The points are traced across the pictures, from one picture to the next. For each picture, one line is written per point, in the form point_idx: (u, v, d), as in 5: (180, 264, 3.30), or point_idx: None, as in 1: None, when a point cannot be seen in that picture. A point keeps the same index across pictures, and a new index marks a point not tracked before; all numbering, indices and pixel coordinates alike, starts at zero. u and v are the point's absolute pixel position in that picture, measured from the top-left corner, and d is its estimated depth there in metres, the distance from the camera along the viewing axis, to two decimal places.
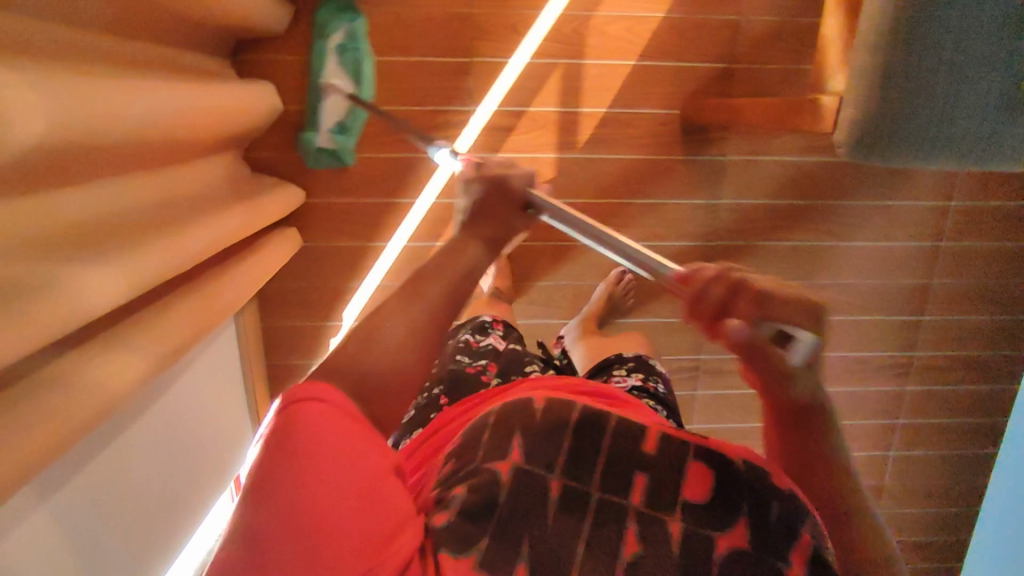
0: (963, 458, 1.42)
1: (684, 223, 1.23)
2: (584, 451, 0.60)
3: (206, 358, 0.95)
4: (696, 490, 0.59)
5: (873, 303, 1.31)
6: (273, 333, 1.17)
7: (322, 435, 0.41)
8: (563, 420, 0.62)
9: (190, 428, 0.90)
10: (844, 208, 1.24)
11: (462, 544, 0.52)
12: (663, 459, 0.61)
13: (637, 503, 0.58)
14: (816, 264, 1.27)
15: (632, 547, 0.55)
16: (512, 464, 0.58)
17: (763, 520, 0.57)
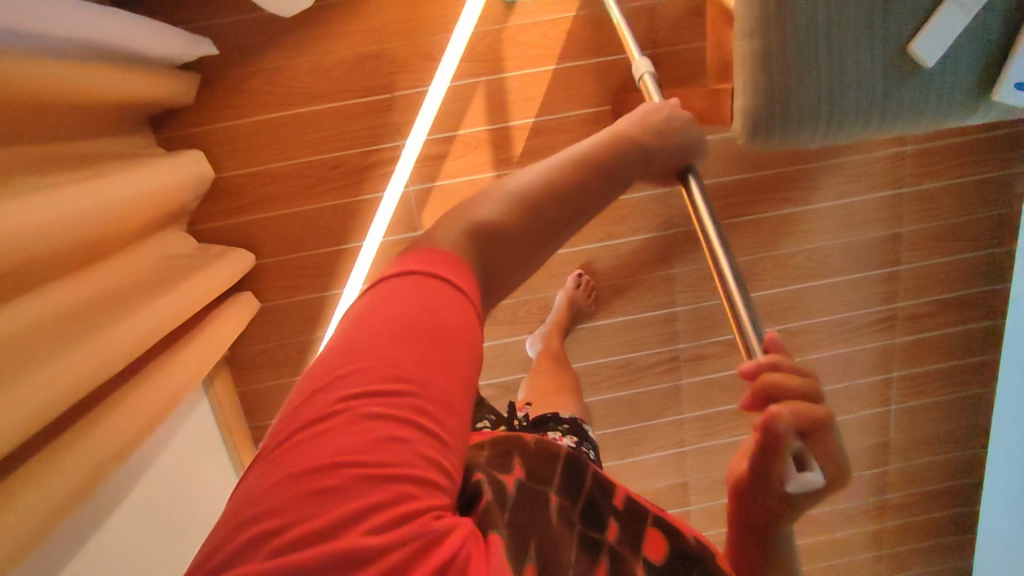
0: (964, 399, 1.41)
1: (636, 217, 1.21)
2: (572, 485, 0.59)
3: (176, 440, 1.03)
4: (655, 550, 0.58)
5: (844, 263, 1.29)
6: (252, 395, 1.21)
7: (447, 323, 0.37)
8: (554, 453, 0.60)
9: (172, 512, 0.98)
10: (790, 171, 1.22)
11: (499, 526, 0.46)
12: (628, 515, 0.60)
13: (613, 542, 0.56)
14: (780, 235, 1.25)
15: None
16: (517, 478, 0.55)
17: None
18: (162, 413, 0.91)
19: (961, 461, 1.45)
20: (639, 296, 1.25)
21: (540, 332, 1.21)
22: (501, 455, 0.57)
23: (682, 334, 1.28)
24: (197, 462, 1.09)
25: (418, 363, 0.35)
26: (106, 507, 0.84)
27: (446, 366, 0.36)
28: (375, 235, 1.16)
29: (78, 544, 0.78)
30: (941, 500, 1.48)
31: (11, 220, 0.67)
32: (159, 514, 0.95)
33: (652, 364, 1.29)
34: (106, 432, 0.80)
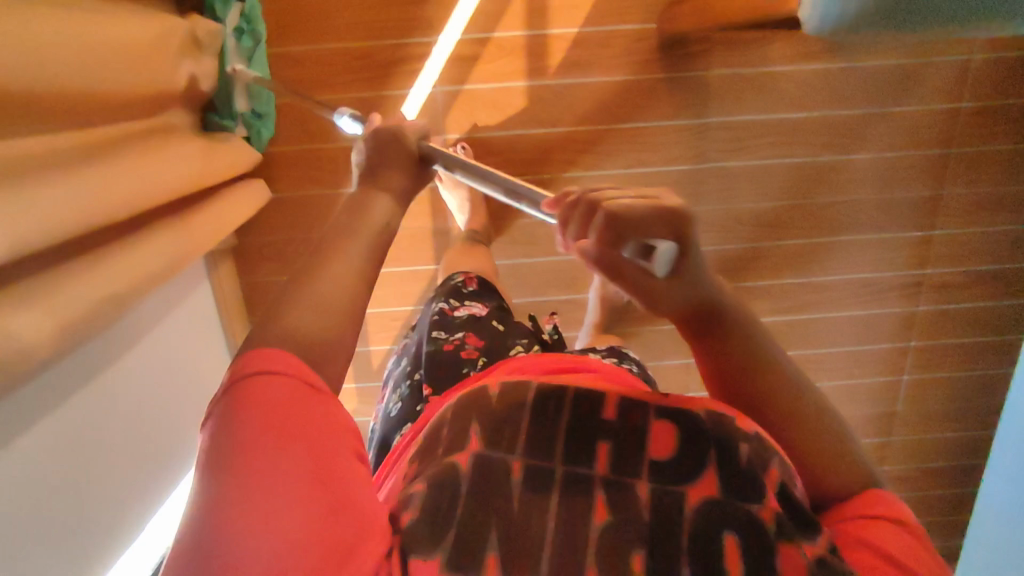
0: (979, 378, 1.37)
1: (666, 147, 1.15)
2: (546, 426, 0.58)
3: (163, 324, 0.97)
4: (660, 448, 0.57)
5: (877, 220, 1.25)
6: (258, 286, 1.18)
7: (293, 411, 0.44)
8: (519, 401, 0.60)
9: (143, 404, 0.92)
10: (838, 118, 1.15)
11: (432, 539, 0.51)
12: (623, 422, 0.58)
13: (604, 473, 0.56)
14: (816, 184, 1.20)
15: (602, 515, 0.54)
16: (472, 453, 0.56)
17: (735, 467, 0.55)
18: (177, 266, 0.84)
19: (966, 441, 1.43)
20: None
21: (593, 301, 1.20)
22: (459, 428, 0.58)
23: None
24: (179, 353, 1.02)
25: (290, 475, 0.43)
26: (69, 380, 0.77)
27: (312, 460, 0.44)
28: None
29: (49, 400, 0.75)
30: (939, 476, 1.46)
31: (39, 28, 0.61)
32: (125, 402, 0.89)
33: None
34: (135, 273, 0.75)
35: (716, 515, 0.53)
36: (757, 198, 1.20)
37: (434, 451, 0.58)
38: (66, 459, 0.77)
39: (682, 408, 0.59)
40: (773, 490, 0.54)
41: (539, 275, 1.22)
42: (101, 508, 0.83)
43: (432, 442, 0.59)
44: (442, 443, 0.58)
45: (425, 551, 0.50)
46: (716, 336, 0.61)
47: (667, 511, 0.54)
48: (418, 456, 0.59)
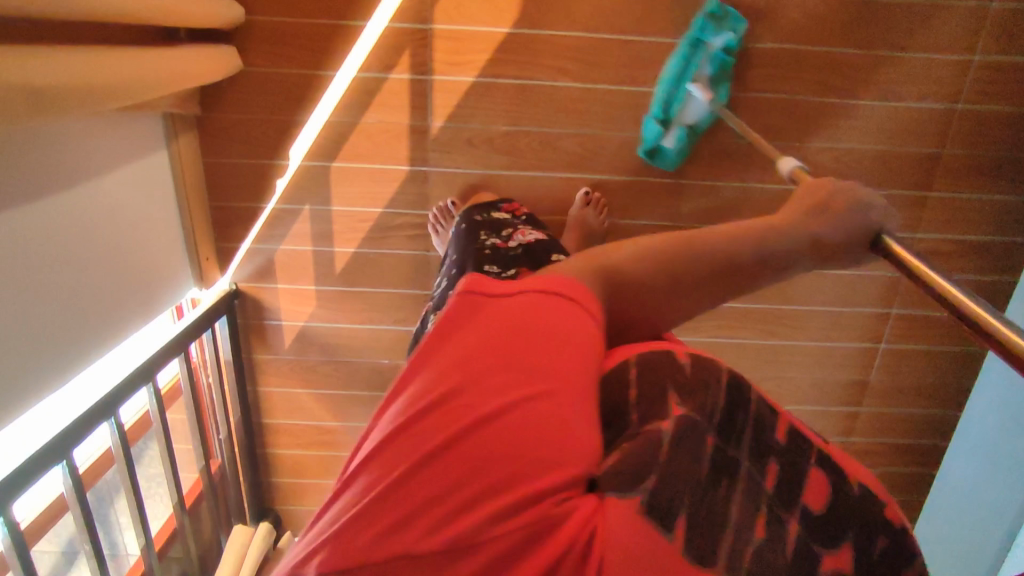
0: (957, 356, 1.33)
1: (663, 66, 1.10)
2: (734, 426, 0.54)
3: (105, 177, 0.88)
4: (817, 499, 0.51)
5: (874, 174, 1.20)
6: (219, 168, 1.11)
7: (510, 317, 0.45)
8: (715, 378, 0.57)
9: (81, 253, 0.84)
10: (845, 56, 1.11)
11: (631, 483, 0.42)
12: (786, 447, 0.55)
13: (769, 489, 0.51)
14: (814, 126, 1.15)
15: (762, 532, 0.46)
16: (677, 417, 0.50)
17: (869, 552, 0.49)
18: (122, 97, 0.76)
19: (935, 420, 1.39)
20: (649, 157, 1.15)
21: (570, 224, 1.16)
22: (652, 393, 0.52)
23: (685, 210, 1.19)
24: (126, 218, 0.94)
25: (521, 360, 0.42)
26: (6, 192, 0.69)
27: (530, 362, 0.42)
28: (383, 15, 1.04)
29: None
30: (903, 454, 1.43)
31: None
32: (65, 244, 0.80)
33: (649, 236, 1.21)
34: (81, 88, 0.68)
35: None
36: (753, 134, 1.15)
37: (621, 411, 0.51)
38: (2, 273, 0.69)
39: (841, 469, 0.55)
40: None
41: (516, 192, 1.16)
42: (32, 348, 0.75)
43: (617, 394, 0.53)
44: (633, 404, 0.51)
45: (621, 489, 0.41)
46: None
47: (810, 556, 0.46)
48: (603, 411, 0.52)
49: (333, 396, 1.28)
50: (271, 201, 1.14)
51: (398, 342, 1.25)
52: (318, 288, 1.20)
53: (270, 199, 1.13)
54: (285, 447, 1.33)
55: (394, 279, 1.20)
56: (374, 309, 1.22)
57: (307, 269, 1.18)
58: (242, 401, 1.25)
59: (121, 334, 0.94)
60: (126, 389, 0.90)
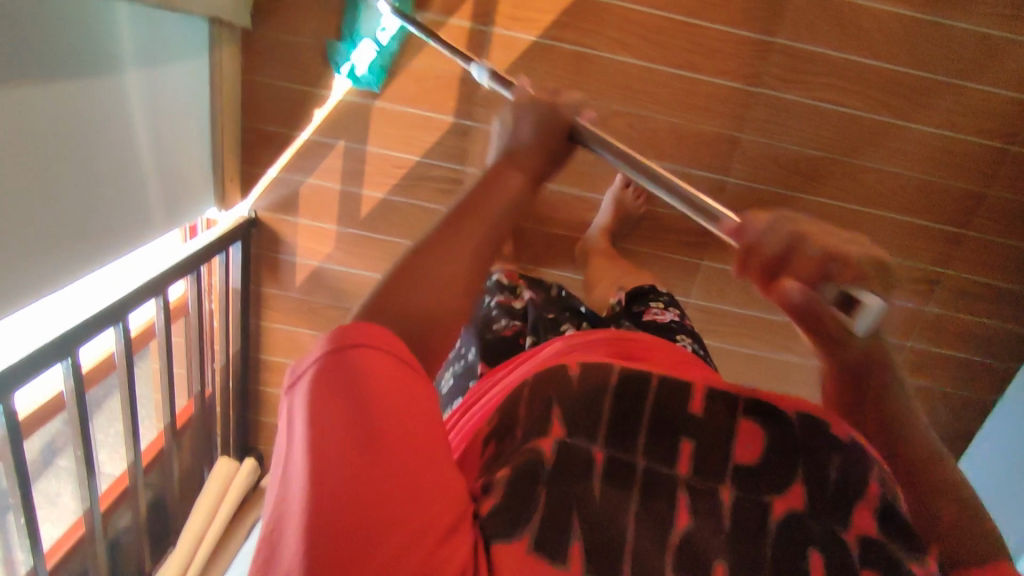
0: (961, 399, 1.33)
1: (725, 57, 1.07)
2: (628, 416, 0.59)
3: (142, 75, 0.84)
4: (748, 452, 0.57)
5: (915, 203, 1.17)
6: (256, 88, 1.06)
7: (373, 377, 0.42)
8: (602, 381, 0.60)
9: (104, 147, 0.79)
10: (909, 78, 1.08)
11: (513, 524, 0.47)
12: (707, 418, 0.59)
13: (684, 475, 0.56)
14: (864, 144, 1.13)
15: (684, 520, 0.53)
16: (553, 439, 0.55)
17: (824, 483, 0.55)
18: None
19: None
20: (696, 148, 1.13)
21: (604, 205, 1.14)
22: (539, 411, 0.57)
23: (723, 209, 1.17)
24: (157, 121, 0.90)
25: (381, 466, 0.40)
26: (37, 65, 0.64)
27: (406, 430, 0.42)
28: None
29: (15, 72, 0.61)
30: None
31: None
32: (90, 132, 0.76)
33: (681, 230, 1.18)
34: None
35: (800, 530, 0.53)
36: (802, 143, 1.13)
37: (507, 438, 0.56)
38: (27, 154, 0.66)
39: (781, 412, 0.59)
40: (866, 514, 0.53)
41: (557, 162, 1.13)
42: (39, 238, 0.70)
43: (507, 419, 0.57)
44: (522, 428, 0.56)
45: (505, 536, 0.47)
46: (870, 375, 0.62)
47: (748, 514, 0.53)
48: (489, 436, 0.57)
49: None
50: (304, 131, 1.09)
51: None
52: (339, 229, 1.16)
53: (304, 129, 1.09)
54: (277, 387, 1.29)
55: (418, 232, 1.17)
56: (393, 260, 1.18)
57: (331, 208, 1.15)
58: (242, 333, 1.21)
59: (138, 239, 0.91)
60: (139, 295, 0.86)
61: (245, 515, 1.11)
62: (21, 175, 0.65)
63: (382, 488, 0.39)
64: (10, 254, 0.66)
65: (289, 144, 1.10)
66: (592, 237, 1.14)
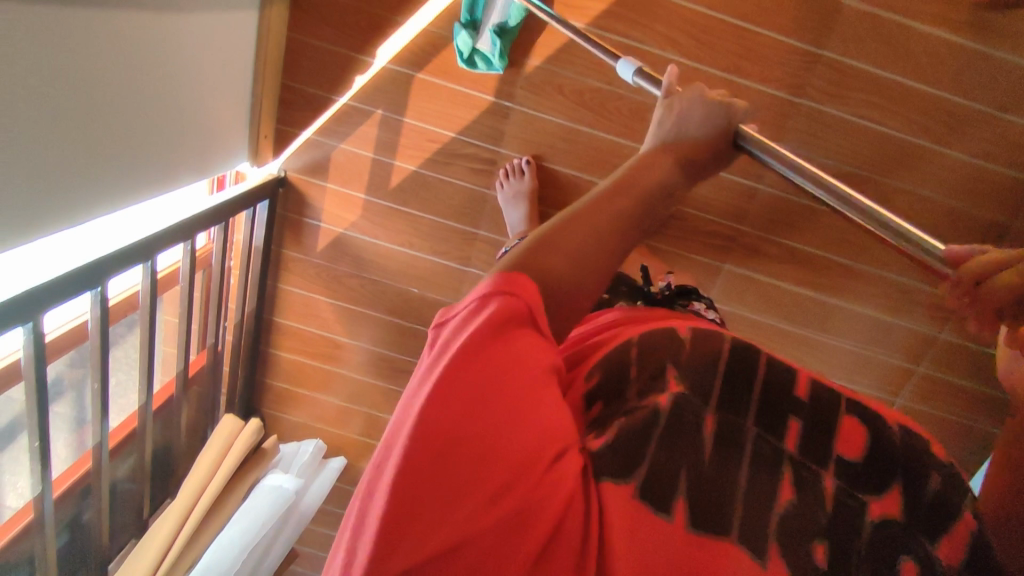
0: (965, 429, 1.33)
1: (771, 64, 1.08)
2: (737, 392, 0.55)
3: (201, 18, 0.83)
4: (851, 450, 0.52)
5: (940, 228, 1.18)
6: (301, 48, 1.06)
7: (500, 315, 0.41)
8: (713, 356, 0.58)
9: (154, 84, 0.79)
10: (951, 103, 1.09)
11: (624, 471, 0.44)
12: (812, 406, 0.55)
13: (792, 451, 0.51)
14: (898, 165, 1.14)
15: (788, 495, 0.47)
16: (670, 394, 0.50)
17: (920, 497, 0.50)
18: None
19: None
20: None
21: None
22: (649, 373, 0.54)
23: (752, 215, 1.17)
24: (208, 65, 0.89)
25: (492, 399, 0.38)
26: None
27: (521, 368, 0.40)
28: None
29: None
30: None
31: None
32: (142, 68, 0.75)
33: (706, 233, 1.20)
34: None
35: (900, 535, 0.48)
36: (836, 157, 1.14)
37: (621, 389, 0.53)
38: (80, 80, 0.65)
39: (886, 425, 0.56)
40: (953, 545, 0.48)
41: (594, 153, 1.13)
42: (81, 168, 0.70)
43: (612, 374, 0.54)
44: (632, 386, 0.54)
45: (616, 475, 0.44)
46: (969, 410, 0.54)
47: (848, 508, 0.48)
48: (595, 394, 0.53)
49: (350, 312, 1.24)
50: (344, 95, 1.09)
51: (431, 273, 1.21)
52: (367, 197, 1.16)
53: (343, 94, 1.09)
54: (289, 352, 1.29)
55: (446, 209, 1.16)
56: (419, 234, 1.18)
57: (361, 175, 1.14)
58: (260, 293, 1.21)
59: (173, 181, 0.90)
60: (169, 236, 0.85)
61: (243, 474, 1.10)
62: (73, 100, 0.65)
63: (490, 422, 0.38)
64: (52, 176, 0.65)
65: (327, 108, 1.10)
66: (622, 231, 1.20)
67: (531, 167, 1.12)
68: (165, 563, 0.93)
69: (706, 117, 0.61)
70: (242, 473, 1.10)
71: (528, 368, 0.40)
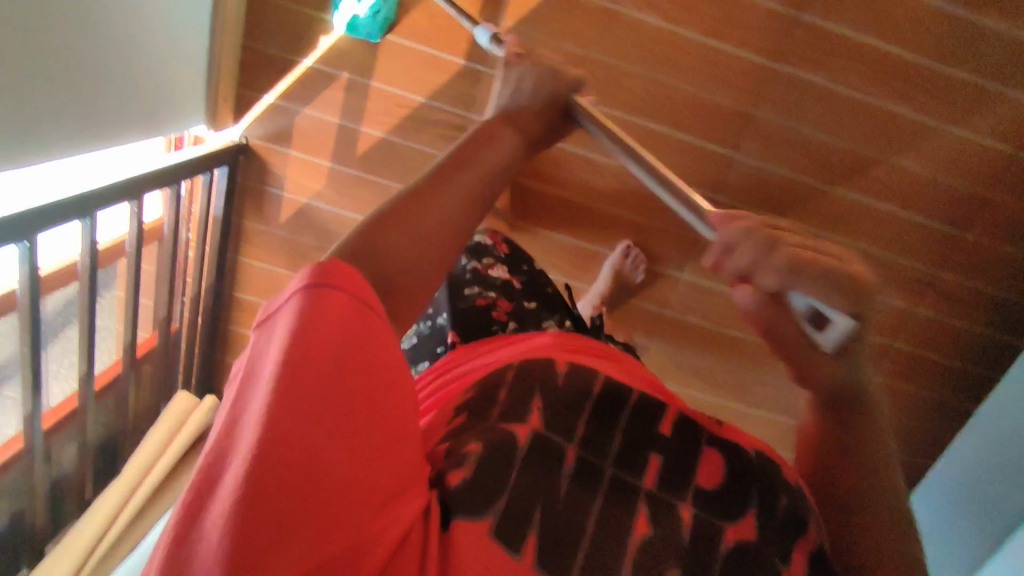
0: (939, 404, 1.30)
1: (749, 29, 1.05)
2: (610, 413, 0.59)
3: None
4: (707, 479, 0.56)
5: (919, 200, 1.16)
6: (262, 6, 1.01)
7: (357, 331, 0.38)
8: (587, 387, 0.60)
9: (109, 37, 0.74)
10: (930, 71, 1.07)
11: (483, 502, 0.47)
12: (677, 438, 0.59)
13: (650, 487, 0.54)
14: (876, 135, 1.11)
15: (642, 527, 0.51)
16: (529, 429, 0.54)
17: (773, 512, 0.54)
18: None
19: (902, 465, 1.36)
20: (708, 121, 1.10)
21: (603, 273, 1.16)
22: (519, 397, 0.57)
23: (728, 186, 1.14)
24: (167, 19, 0.85)
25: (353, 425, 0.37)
26: None
27: (382, 387, 0.39)
28: None
29: None
30: None
31: None
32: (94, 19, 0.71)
33: None
34: None
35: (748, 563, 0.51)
36: (814, 125, 1.11)
37: (484, 413, 0.55)
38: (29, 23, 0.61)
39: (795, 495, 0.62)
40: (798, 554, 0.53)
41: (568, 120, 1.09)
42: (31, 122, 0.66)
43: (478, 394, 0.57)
44: (495, 407, 0.56)
45: (472, 513, 0.47)
46: (854, 428, 0.54)
47: (703, 535, 0.52)
48: (463, 408, 0.56)
49: None
50: (309, 58, 1.05)
51: None
52: (333, 165, 1.11)
53: (307, 55, 1.04)
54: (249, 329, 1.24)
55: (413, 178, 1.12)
56: None
57: (326, 143, 1.10)
58: (219, 266, 1.16)
59: (120, 136, 0.83)
60: (111, 196, 0.79)
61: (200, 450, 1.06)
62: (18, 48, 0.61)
63: (351, 451, 0.36)
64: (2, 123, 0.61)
65: (291, 71, 1.05)
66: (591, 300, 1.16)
67: None
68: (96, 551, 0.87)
69: (537, 88, 0.62)
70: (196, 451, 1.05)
71: (372, 379, 0.38)
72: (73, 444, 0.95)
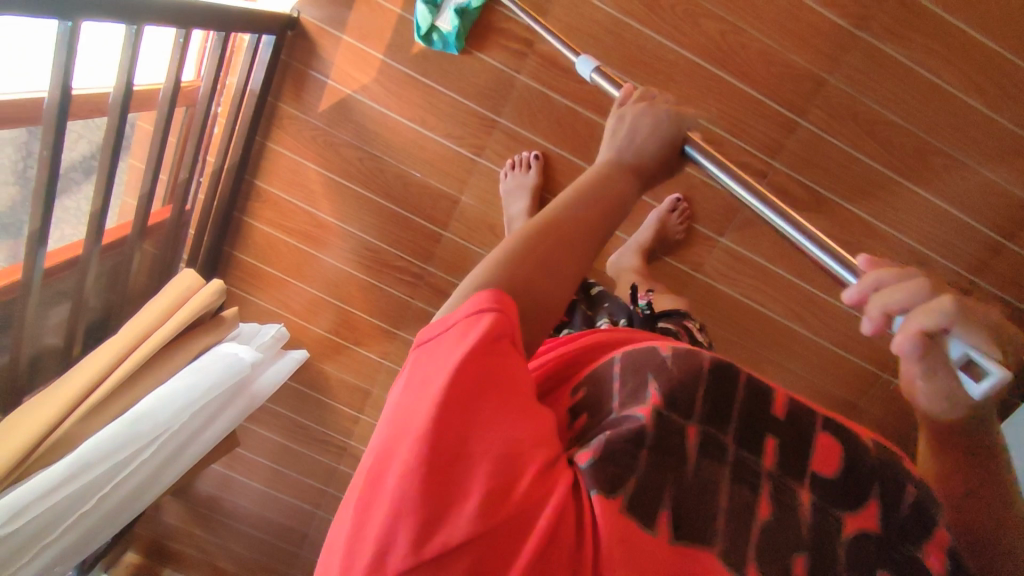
0: None
1: None
2: (726, 400, 0.47)
3: None
4: (828, 463, 0.45)
5: (973, 202, 1.10)
6: None
7: (497, 336, 0.39)
8: (698, 365, 0.48)
9: None
10: (1011, 64, 1.03)
11: (614, 484, 0.39)
12: (793, 422, 0.47)
13: (771, 468, 0.44)
14: (946, 126, 1.07)
15: (765, 511, 0.42)
16: (652, 407, 0.44)
17: (899, 506, 0.43)
18: None
19: None
20: (781, 80, 1.06)
21: (647, 222, 1.11)
22: (633, 385, 0.47)
23: (787, 154, 1.10)
24: None
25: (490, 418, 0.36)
26: None
27: (507, 381, 0.38)
28: None
29: None
30: None
31: None
32: None
33: (740, 164, 1.11)
34: None
35: (878, 555, 0.41)
36: (884, 104, 1.06)
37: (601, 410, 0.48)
38: None
39: (846, 428, 0.48)
40: (937, 556, 0.42)
41: (637, 56, 1.06)
42: None
43: (593, 393, 0.50)
44: (616, 397, 0.47)
45: (606, 487, 0.39)
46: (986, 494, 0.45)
47: (826, 528, 0.42)
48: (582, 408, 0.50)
49: (340, 187, 1.13)
50: None
51: (439, 158, 1.11)
52: (386, 59, 1.05)
53: None
54: (266, 223, 1.17)
55: (468, 88, 1.06)
56: (433, 110, 1.08)
57: (383, 32, 1.04)
58: (245, 148, 1.08)
59: None
60: (160, 15, 0.71)
61: (195, 337, 0.97)
62: None
63: (494, 444, 0.36)
64: None
65: None
66: (630, 254, 1.12)
67: (540, 161, 1.09)
68: (81, 408, 0.79)
69: (645, 137, 0.59)
70: (192, 336, 0.97)
71: (513, 384, 0.38)
72: (69, 306, 0.86)
